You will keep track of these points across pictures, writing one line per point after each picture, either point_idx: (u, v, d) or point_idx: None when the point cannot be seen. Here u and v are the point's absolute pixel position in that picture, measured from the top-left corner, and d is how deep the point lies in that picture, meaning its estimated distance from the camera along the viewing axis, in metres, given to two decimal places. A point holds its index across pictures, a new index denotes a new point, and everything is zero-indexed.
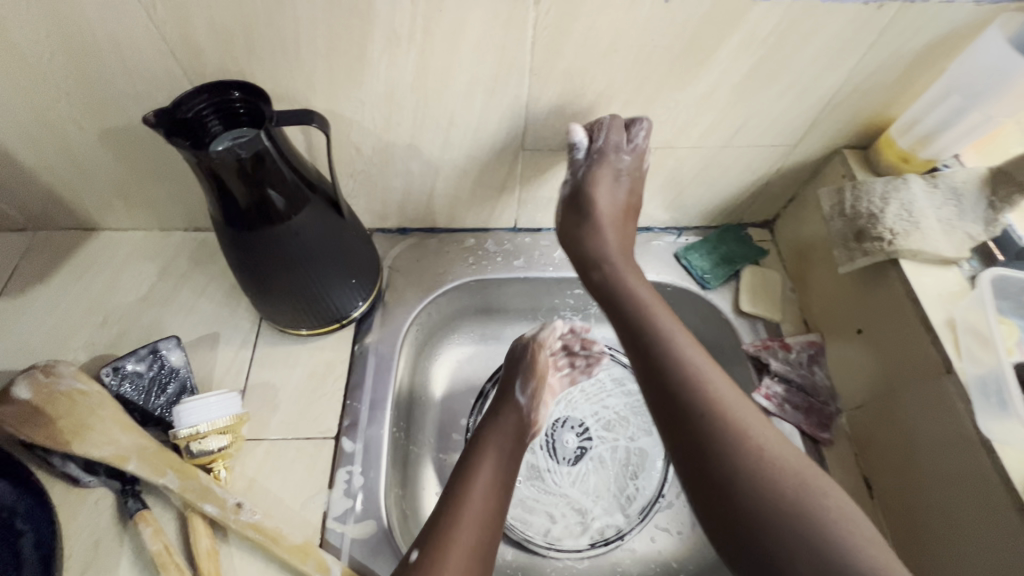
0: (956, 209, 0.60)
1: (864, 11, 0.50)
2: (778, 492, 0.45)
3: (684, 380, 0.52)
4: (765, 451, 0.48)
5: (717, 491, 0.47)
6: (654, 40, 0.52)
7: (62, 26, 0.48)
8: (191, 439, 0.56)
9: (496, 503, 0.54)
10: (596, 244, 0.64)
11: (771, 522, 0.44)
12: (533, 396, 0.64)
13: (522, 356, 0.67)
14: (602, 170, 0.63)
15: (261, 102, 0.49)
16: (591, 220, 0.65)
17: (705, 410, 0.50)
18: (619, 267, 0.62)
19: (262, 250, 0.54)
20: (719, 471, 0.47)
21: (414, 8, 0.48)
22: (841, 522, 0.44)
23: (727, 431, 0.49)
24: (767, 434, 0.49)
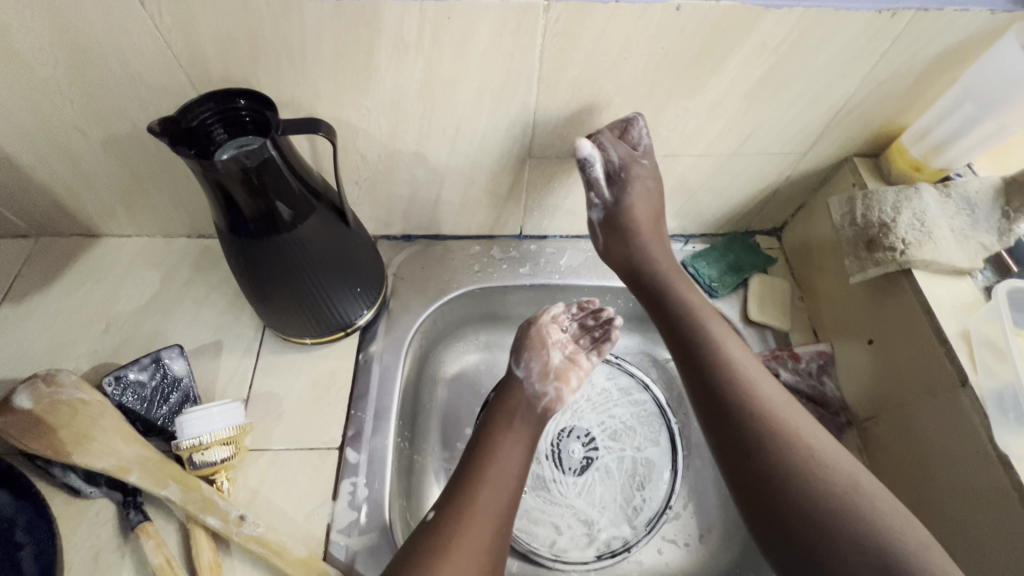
0: (969, 219, 0.59)
1: (877, 19, 0.50)
2: (817, 480, 0.49)
3: (731, 379, 0.56)
4: (806, 443, 0.52)
5: (760, 478, 0.51)
6: (664, 48, 0.52)
7: (66, 32, 0.48)
8: (193, 451, 0.55)
9: (506, 498, 0.55)
10: (642, 253, 0.67)
11: (817, 518, 0.48)
12: (529, 371, 0.64)
13: (521, 336, 0.68)
14: (635, 185, 0.66)
15: (267, 110, 0.48)
16: (633, 232, 0.68)
17: (751, 406, 0.54)
18: (668, 276, 0.66)
19: (267, 259, 0.53)
20: (762, 461, 0.52)
21: (422, 15, 0.48)
22: (874, 509, 0.47)
23: (771, 425, 0.53)
24: (811, 428, 0.53)
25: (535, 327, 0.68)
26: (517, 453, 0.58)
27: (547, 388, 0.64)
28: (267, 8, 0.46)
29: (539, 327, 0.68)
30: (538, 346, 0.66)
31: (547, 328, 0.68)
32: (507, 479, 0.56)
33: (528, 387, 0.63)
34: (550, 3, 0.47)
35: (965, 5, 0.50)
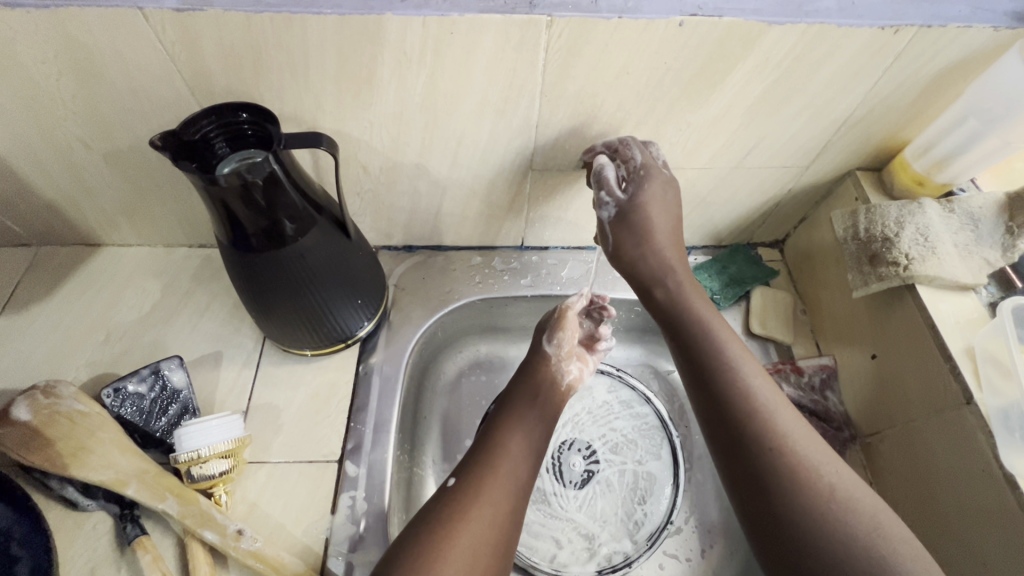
0: (973, 234, 0.59)
1: (880, 35, 0.50)
2: (844, 532, 0.46)
3: (753, 414, 0.52)
4: (833, 490, 0.48)
5: (782, 526, 0.48)
6: (667, 63, 0.52)
7: (69, 45, 0.48)
8: (191, 464, 0.55)
9: (500, 531, 0.51)
10: (657, 261, 0.62)
11: (838, 561, 0.45)
12: (560, 347, 0.65)
13: (550, 315, 0.68)
14: (653, 184, 0.60)
15: (269, 124, 0.48)
16: (647, 237, 0.62)
17: (775, 443, 0.50)
18: (684, 287, 0.61)
19: (267, 272, 0.53)
20: (785, 508, 0.48)
21: (425, 30, 0.48)
22: (900, 563, 0.44)
23: (797, 467, 0.49)
24: (839, 472, 0.50)
25: (566, 307, 0.67)
26: (513, 483, 0.54)
27: (571, 367, 0.65)
28: (270, 22, 0.46)
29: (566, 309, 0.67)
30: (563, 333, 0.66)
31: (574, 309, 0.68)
32: (502, 512, 0.52)
33: (556, 366, 0.64)
34: (553, 19, 0.47)
35: (969, 22, 0.49)
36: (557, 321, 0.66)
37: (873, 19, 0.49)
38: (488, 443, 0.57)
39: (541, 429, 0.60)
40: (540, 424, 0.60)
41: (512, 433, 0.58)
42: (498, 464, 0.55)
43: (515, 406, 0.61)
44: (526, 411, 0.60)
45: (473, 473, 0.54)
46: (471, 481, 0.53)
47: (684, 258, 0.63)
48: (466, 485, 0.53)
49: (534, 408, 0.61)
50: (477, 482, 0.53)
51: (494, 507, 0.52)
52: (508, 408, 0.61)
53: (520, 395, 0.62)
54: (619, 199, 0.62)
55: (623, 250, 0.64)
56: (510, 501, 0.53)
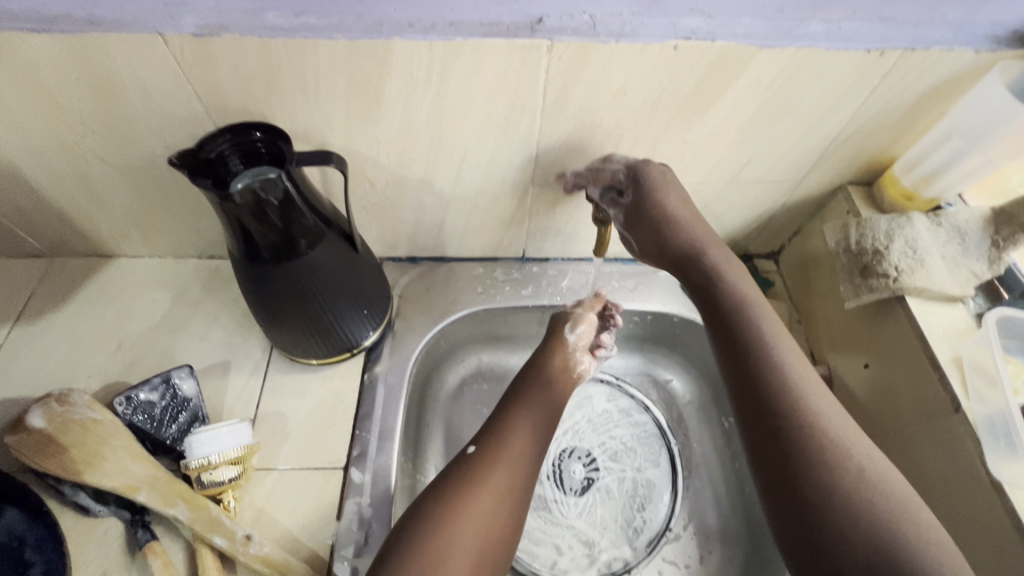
0: (960, 247, 0.61)
1: (867, 57, 0.52)
2: (872, 510, 0.43)
3: (787, 391, 0.51)
4: (864, 469, 0.46)
5: (804, 503, 0.45)
6: (662, 84, 0.54)
7: (91, 67, 0.50)
8: (202, 470, 0.57)
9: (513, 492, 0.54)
10: (689, 238, 0.61)
11: (862, 537, 0.42)
12: (579, 338, 0.69)
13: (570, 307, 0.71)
14: (653, 170, 0.60)
15: (281, 143, 0.50)
16: (669, 218, 0.61)
17: (808, 420, 0.49)
18: (720, 264, 0.60)
19: (278, 283, 0.55)
20: (811, 483, 0.46)
21: (431, 52, 0.50)
22: (928, 544, 0.41)
23: (829, 445, 0.47)
24: (870, 450, 0.48)
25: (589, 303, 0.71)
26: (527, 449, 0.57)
27: (584, 359, 0.69)
28: (284, 46, 0.49)
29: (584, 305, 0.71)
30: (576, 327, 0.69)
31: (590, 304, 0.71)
32: (504, 498, 0.53)
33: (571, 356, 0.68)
34: (554, 43, 0.49)
35: (950, 45, 0.52)
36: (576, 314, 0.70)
37: (859, 43, 0.51)
38: (492, 432, 0.58)
39: (546, 418, 0.61)
40: (546, 413, 0.61)
41: (518, 421, 0.59)
42: (503, 451, 0.56)
43: (519, 396, 0.62)
44: (531, 401, 0.61)
45: (487, 441, 0.57)
46: (475, 466, 0.54)
47: (723, 244, 0.63)
48: (468, 471, 0.54)
49: (538, 398, 0.62)
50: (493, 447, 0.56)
51: (496, 493, 0.53)
52: (513, 398, 0.62)
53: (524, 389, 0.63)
54: (627, 203, 0.62)
55: (648, 246, 0.64)
56: (512, 486, 0.54)
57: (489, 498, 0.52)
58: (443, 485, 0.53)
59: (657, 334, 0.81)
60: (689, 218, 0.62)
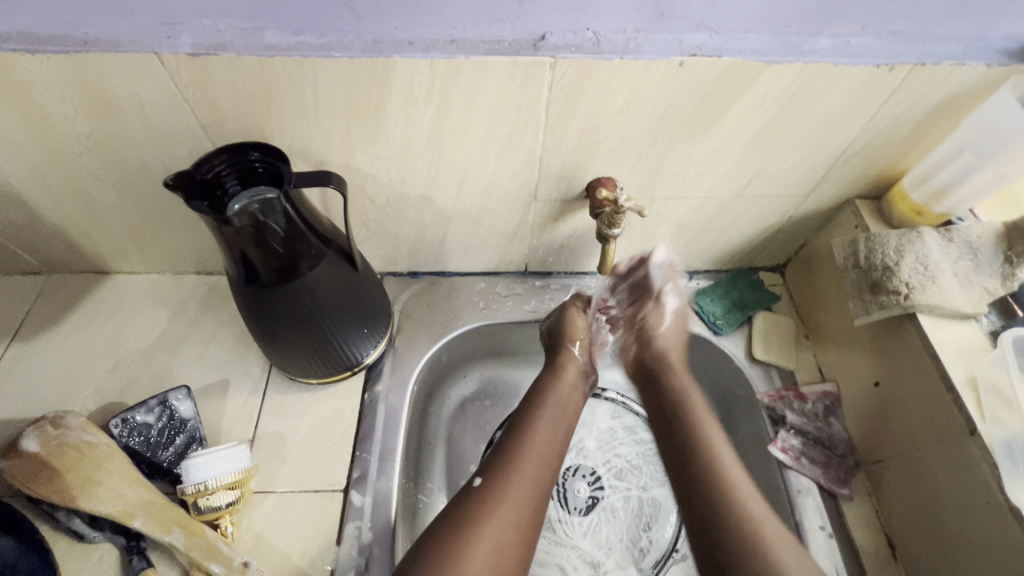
0: (972, 264, 0.59)
1: (876, 72, 0.51)
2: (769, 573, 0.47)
3: (710, 466, 0.55)
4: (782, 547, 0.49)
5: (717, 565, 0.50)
6: (667, 100, 0.53)
7: (86, 86, 0.49)
8: (198, 496, 0.55)
9: (521, 530, 0.52)
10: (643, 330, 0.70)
11: None
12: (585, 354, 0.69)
13: (568, 322, 0.70)
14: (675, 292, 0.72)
15: (279, 163, 0.49)
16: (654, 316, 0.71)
17: (731, 497, 0.52)
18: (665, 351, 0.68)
19: (277, 304, 0.54)
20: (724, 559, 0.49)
21: (432, 71, 0.49)
22: None
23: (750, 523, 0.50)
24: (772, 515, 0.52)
25: (573, 306, 0.72)
26: (534, 482, 0.55)
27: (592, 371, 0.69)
28: (281, 65, 0.48)
29: (574, 312, 0.71)
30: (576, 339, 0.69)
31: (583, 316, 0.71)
32: (521, 520, 0.52)
33: (580, 368, 0.68)
34: (557, 61, 0.48)
35: (962, 60, 0.51)
36: (570, 323, 0.70)
37: (868, 58, 0.50)
38: (502, 452, 0.57)
39: (558, 435, 0.60)
40: (557, 429, 0.60)
41: (530, 441, 0.58)
42: (515, 472, 0.55)
43: (529, 412, 0.61)
44: (542, 418, 0.60)
45: (494, 473, 0.54)
46: (488, 488, 0.53)
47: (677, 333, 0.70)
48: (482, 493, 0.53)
49: (547, 413, 0.61)
50: (500, 480, 0.54)
51: (511, 515, 0.52)
52: (520, 414, 0.61)
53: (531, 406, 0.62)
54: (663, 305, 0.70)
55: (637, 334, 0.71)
56: (527, 506, 0.53)
57: (506, 519, 0.51)
58: (456, 509, 0.52)
59: None
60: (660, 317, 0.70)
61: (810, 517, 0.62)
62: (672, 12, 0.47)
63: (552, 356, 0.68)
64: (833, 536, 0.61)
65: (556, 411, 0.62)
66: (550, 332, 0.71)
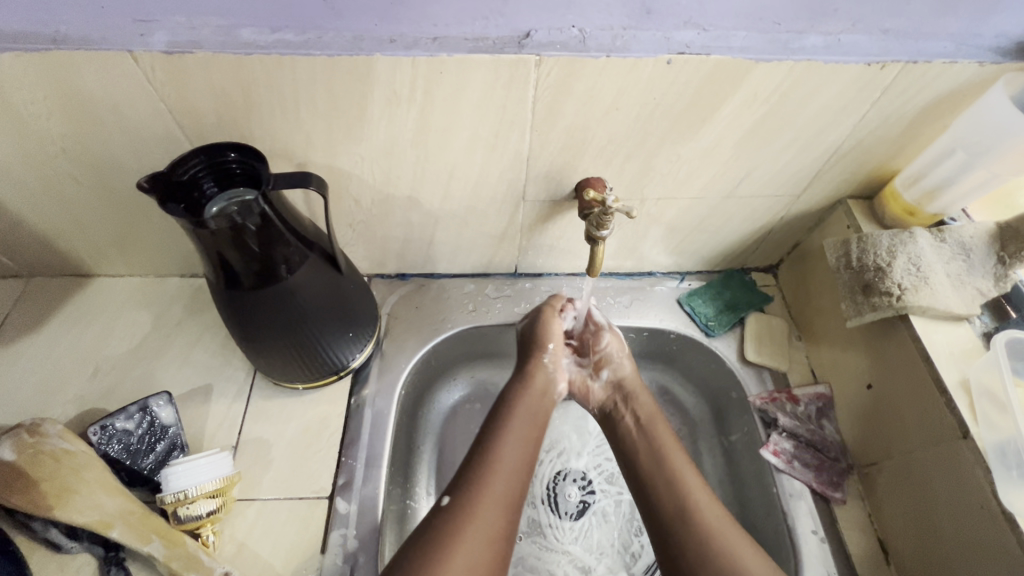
0: (965, 264, 0.59)
1: (867, 70, 0.50)
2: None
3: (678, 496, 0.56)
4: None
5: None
6: (656, 99, 0.52)
7: (59, 85, 0.48)
8: (178, 505, 0.54)
9: (496, 543, 0.51)
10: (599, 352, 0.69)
11: None
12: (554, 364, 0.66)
13: (540, 329, 0.67)
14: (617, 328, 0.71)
15: (257, 164, 0.48)
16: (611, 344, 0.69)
17: (699, 525, 0.53)
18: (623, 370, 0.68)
19: (257, 309, 0.52)
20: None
21: (414, 69, 0.48)
22: None
23: (719, 552, 0.52)
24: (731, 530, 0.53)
25: (548, 308, 0.69)
26: (507, 495, 0.54)
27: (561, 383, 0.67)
28: (259, 63, 0.46)
29: (549, 316, 0.68)
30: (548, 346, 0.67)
31: (558, 322, 0.68)
32: (494, 538, 0.51)
33: (552, 375, 0.66)
34: (542, 59, 0.47)
35: (954, 58, 0.50)
36: (545, 328, 0.67)
37: (859, 56, 0.49)
38: (472, 467, 0.56)
39: (528, 448, 0.59)
40: (526, 441, 0.59)
41: (500, 455, 0.57)
42: (485, 489, 0.54)
43: (498, 425, 0.60)
44: (512, 431, 0.59)
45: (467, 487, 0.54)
46: (459, 505, 0.52)
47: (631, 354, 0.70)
48: (455, 510, 0.52)
49: (516, 426, 0.60)
50: (473, 494, 0.53)
51: (483, 534, 0.51)
52: (491, 427, 0.60)
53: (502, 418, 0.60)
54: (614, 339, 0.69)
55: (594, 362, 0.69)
56: (499, 524, 0.52)
57: (478, 538, 0.50)
58: (428, 528, 0.51)
59: (654, 350, 0.79)
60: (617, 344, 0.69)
61: (803, 521, 0.61)
62: (659, 9, 0.46)
63: (523, 364, 0.67)
64: (826, 540, 0.61)
65: (525, 423, 0.60)
66: (525, 340, 0.69)
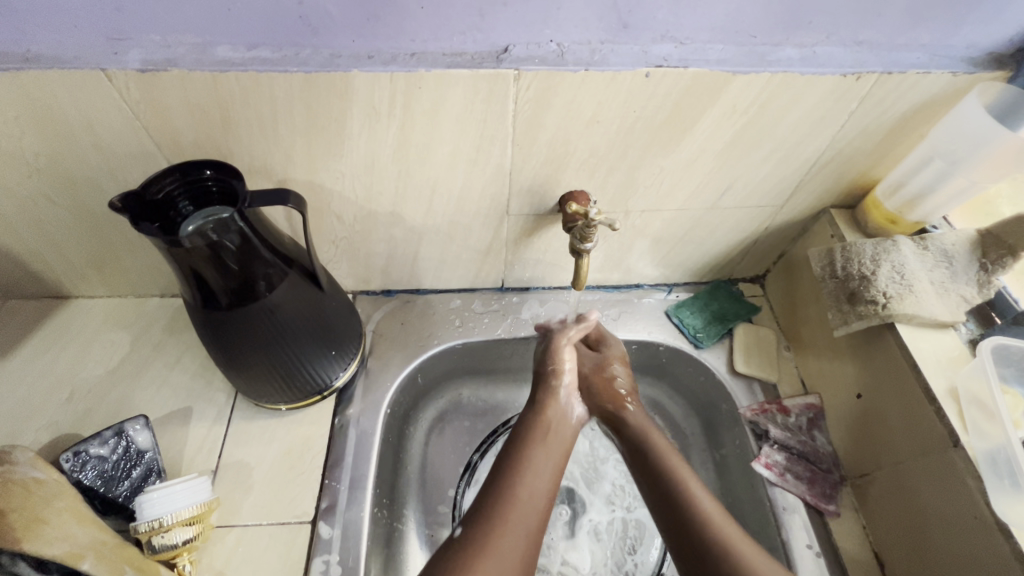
0: (949, 271, 0.59)
1: (843, 81, 0.51)
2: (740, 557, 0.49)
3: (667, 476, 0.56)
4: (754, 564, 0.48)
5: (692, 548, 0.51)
6: (636, 112, 0.52)
7: (31, 105, 0.47)
8: (152, 534, 0.52)
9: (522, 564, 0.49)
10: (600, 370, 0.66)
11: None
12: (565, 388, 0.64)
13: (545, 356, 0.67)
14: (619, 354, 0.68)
15: (234, 181, 0.47)
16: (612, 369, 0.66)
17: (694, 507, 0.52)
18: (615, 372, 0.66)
19: (235, 328, 0.51)
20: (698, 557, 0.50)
21: (393, 85, 0.48)
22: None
23: (729, 547, 0.49)
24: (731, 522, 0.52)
25: (558, 337, 0.68)
26: (527, 529, 0.51)
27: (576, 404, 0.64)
28: (236, 81, 0.46)
29: (558, 345, 0.67)
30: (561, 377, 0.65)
31: (566, 361, 0.66)
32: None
33: (563, 407, 0.63)
34: (521, 73, 0.48)
35: (928, 68, 0.51)
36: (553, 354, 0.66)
37: (836, 67, 0.50)
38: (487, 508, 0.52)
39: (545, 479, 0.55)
40: (544, 472, 0.56)
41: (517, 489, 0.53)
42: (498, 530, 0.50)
43: (515, 459, 0.56)
44: (532, 467, 0.56)
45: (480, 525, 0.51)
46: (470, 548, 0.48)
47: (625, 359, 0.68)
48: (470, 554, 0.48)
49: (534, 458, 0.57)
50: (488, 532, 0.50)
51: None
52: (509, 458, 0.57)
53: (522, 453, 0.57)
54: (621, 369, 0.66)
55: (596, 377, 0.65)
56: (514, 564, 0.48)
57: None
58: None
59: (643, 362, 0.78)
60: (608, 358, 0.67)
61: (797, 535, 0.60)
62: (636, 23, 0.46)
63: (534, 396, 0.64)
64: (821, 555, 0.59)
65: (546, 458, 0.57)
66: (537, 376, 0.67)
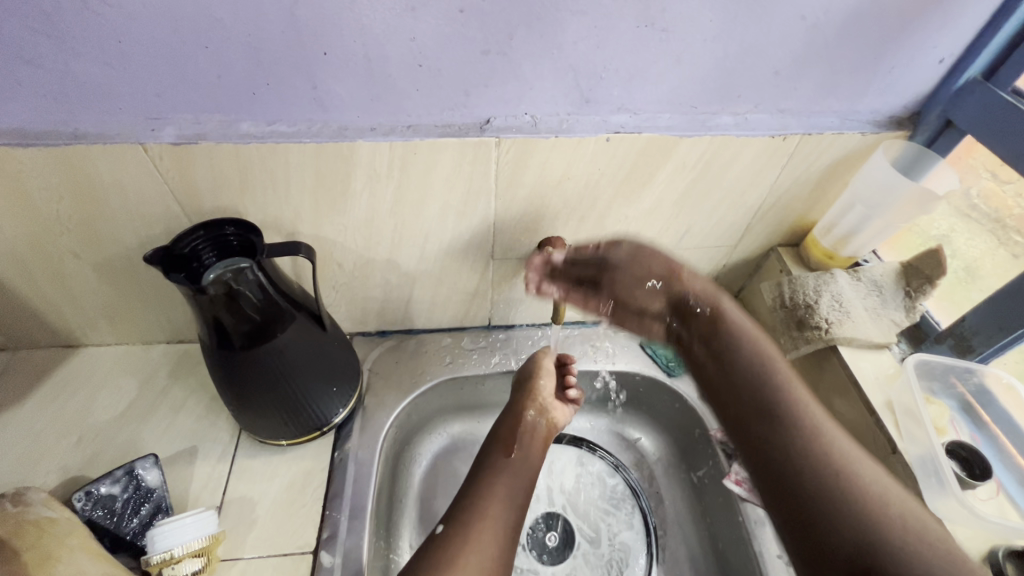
0: (879, 299, 0.66)
1: (772, 141, 0.60)
2: (836, 472, 0.48)
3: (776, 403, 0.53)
4: (880, 498, 0.46)
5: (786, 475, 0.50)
6: (601, 169, 0.61)
7: (72, 173, 0.54)
8: (163, 565, 0.55)
9: (518, 471, 0.64)
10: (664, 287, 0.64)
11: (839, 503, 0.46)
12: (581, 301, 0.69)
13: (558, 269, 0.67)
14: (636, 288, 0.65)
15: (252, 235, 0.54)
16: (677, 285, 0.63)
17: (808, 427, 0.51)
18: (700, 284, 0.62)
19: (248, 366, 0.56)
20: (810, 510, 0.47)
21: (393, 151, 0.55)
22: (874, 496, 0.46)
23: (833, 466, 0.48)
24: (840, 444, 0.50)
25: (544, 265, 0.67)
26: (529, 445, 0.67)
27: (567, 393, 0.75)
28: (256, 151, 0.54)
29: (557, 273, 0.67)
30: (536, 395, 0.71)
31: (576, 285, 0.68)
32: (518, 474, 0.64)
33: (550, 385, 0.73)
34: (501, 140, 0.56)
35: (841, 130, 0.61)
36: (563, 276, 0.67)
37: (764, 131, 0.59)
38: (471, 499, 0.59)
39: (520, 485, 0.63)
40: (519, 476, 0.63)
41: (499, 481, 0.62)
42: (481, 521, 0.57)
43: (491, 465, 0.64)
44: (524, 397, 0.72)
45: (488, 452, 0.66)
46: (461, 529, 0.56)
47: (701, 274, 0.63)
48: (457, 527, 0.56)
49: (507, 463, 0.64)
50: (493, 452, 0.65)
51: (487, 545, 0.55)
52: (488, 460, 0.64)
53: (496, 455, 0.65)
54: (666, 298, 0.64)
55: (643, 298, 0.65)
56: (514, 468, 0.64)
57: (483, 554, 0.55)
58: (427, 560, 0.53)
59: (624, 392, 0.84)
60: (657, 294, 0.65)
61: (767, 545, 0.66)
62: (596, 98, 0.55)
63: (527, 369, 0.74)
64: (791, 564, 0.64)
65: (524, 462, 0.65)
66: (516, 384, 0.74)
